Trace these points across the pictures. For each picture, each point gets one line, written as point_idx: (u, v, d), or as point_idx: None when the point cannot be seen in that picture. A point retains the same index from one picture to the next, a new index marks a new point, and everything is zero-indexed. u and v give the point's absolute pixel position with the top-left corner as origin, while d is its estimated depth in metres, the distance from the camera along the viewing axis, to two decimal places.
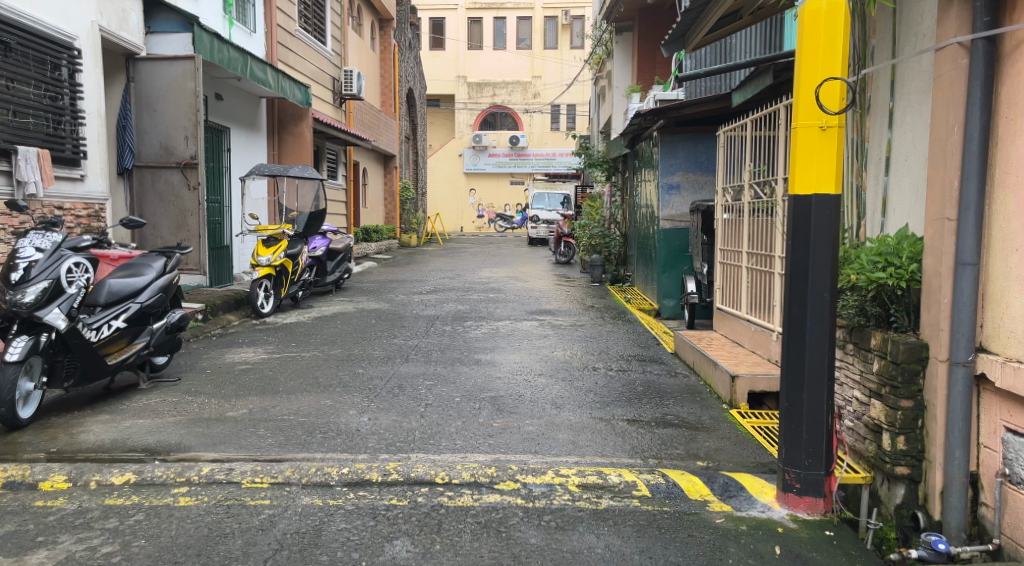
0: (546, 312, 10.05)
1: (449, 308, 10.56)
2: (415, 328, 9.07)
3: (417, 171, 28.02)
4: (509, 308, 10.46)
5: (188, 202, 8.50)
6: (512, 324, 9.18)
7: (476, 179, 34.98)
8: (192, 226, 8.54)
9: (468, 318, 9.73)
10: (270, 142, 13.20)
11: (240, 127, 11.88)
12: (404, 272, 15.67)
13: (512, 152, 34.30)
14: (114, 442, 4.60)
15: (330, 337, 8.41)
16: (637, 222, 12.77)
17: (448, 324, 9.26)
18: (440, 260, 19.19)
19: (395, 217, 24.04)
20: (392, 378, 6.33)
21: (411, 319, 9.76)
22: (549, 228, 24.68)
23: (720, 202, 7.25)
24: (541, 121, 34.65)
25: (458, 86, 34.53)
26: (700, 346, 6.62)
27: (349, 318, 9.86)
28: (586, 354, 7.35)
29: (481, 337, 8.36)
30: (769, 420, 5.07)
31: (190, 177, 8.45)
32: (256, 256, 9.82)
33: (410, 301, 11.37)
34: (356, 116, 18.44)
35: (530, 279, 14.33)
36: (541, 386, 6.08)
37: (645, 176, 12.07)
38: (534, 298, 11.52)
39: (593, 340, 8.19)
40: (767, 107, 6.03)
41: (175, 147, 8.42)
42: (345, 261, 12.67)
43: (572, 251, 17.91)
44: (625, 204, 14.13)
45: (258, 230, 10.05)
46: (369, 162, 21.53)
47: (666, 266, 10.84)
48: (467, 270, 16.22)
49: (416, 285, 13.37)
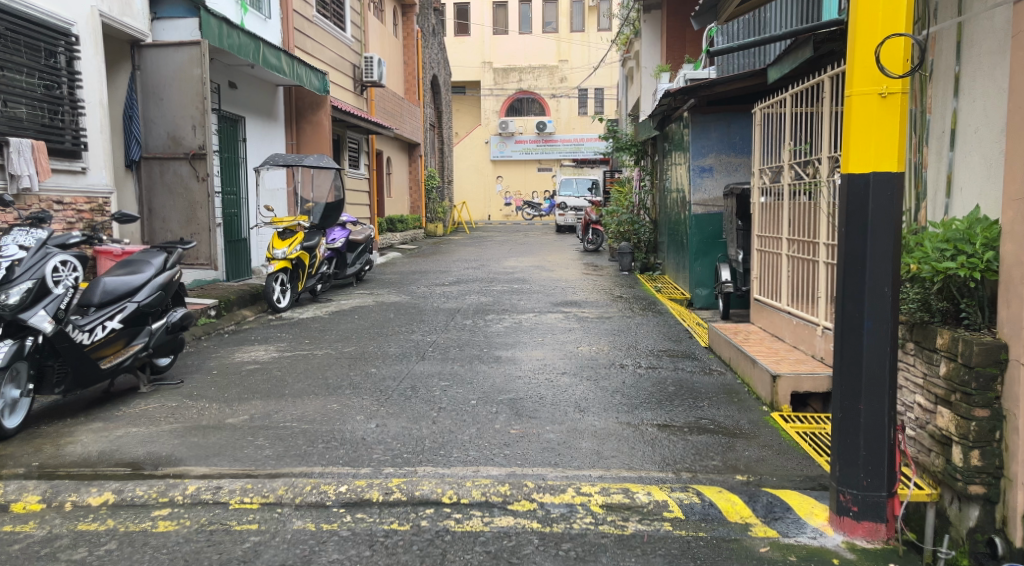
0: (573, 304, 9.61)
1: (471, 301, 10.15)
2: (434, 322, 8.68)
3: (443, 159, 27.60)
4: (533, 299, 10.03)
5: (197, 194, 8.15)
6: (537, 317, 8.75)
7: (503, 166, 34.48)
8: (202, 219, 8.20)
9: (491, 310, 9.32)
10: (288, 132, 12.88)
11: (256, 117, 11.55)
12: (427, 263, 15.30)
13: (538, 137, 33.79)
14: (101, 455, 4.26)
15: (346, 333, 8.04)
16: (668, 208, 12.27)
17: (470, 318, 8.87)
18: (466, 249, 18.81)
19: (420, 206, 23.70)
20: (405, 379, 5.94)
21: (432, 312, 9.37)
22: (577, 215, 24.17)
23: (757, 185, 6.76)
24: (569, 106, 34.02)
25: (484, 72, 34.07)
26: (737, 341, 6.14)
27: (368, 312, 9.50)
28: (613, 350, 6.90)
29: (503, 331, 7.95)
30: (815, 425, 4.59)
31: (198, 168, 8.10)
32: (271, 249, 9.53)
33: (432, 294, 10.99)
34: (378, 104, 18.10)
35: (556, 269, 13.88)
36: (564, 386, 5.65)
37: (676, 159, 11.55)
38: (560, 289, 11.05)
39: (622, 334, 7.73)
40: (809, 79, 5.51)
41: (183, 137, 8.08)
42: (365, 252, 12.34)
43: (600, 238, 17.44)
44: (654, 189, 13.61)
45: (274, 222, 9.77)
46: (392, 151, 21.18)
47: (698, 253, 10.28)
48: (492, 260, 15.80)
49: (439, 276, 12.98)
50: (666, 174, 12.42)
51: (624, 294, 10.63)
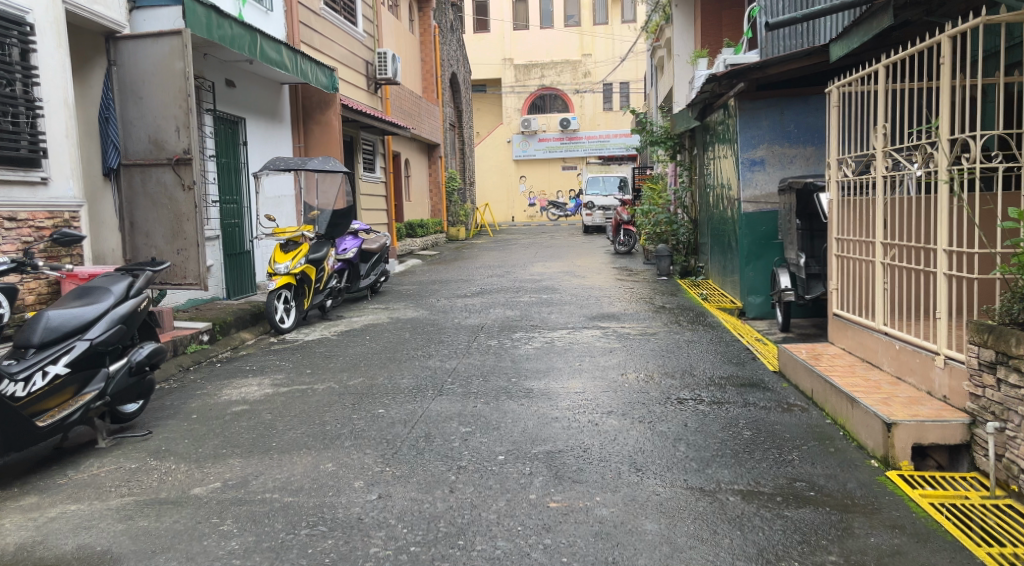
0: (611, 318, 8.52)
1: (497, 316, 9.09)
2: (455, 344, 7.63)
3: (464, 160, 26.60)
4: (565, 313, 8.98)
5: (183, 206, 7.16)
6: (572, 335, 7.68)
7: (526, 166, 33.38)
8: (189, 232, 7.19)
9: (519, 327, 8.25)
10: (296, 133, 11.92)
11: (259, 118, 10.60)
12: (448, 271, 14.28)
13: (562, 135, 32.68)
14: (17, 552, 3.28)
15: (353, 361, 7.02)
16: (711, 206, 11.16)
17: (495, 337, 7.83)
18: (491, 254, 17.77)
19: (441, 209, 22.72)
20: (418, 424, 4.92)
21: (452, 331, 8.33)
22: (605, 214, 23.06)
23: (837, 179, 5.65)
24: (593, 101, 32.88)
25: (504, 69, 33.08)
26: (821, 369, 5.06)
27: (381, 331, 8.47)
28: (667, 380, 5.82)
29: (535, 354, 6.89)
30: (952, 491, 3.52)
31: (184, 175, 7.11)
32: (272, 264, 8.52)
33: (452, 307, 9.98)
34: (393, 103, 17.12)
35: (588, 275, 12.77)
36: (612, 432, 4.60)
37: (721, 151, 10.44)
38: (594, 299, 9.95)
39: (674, 357, 6.63)
40: (916, 45, 4.41)
41: (166, 140, 7.10)
42: (380, 262, 11.36)
43: (632, 240, 16.38)
44: (693, 185, 12.51)
45: (276, 233, 8.77)
46: (411, 152, 20.21)
47: (750, 256, 9.24)
48: (517, 265, 14.78)
49: (461, 286, 11.93)
50: (708, 169, 11.33)
51: (666, 303, 9.52)
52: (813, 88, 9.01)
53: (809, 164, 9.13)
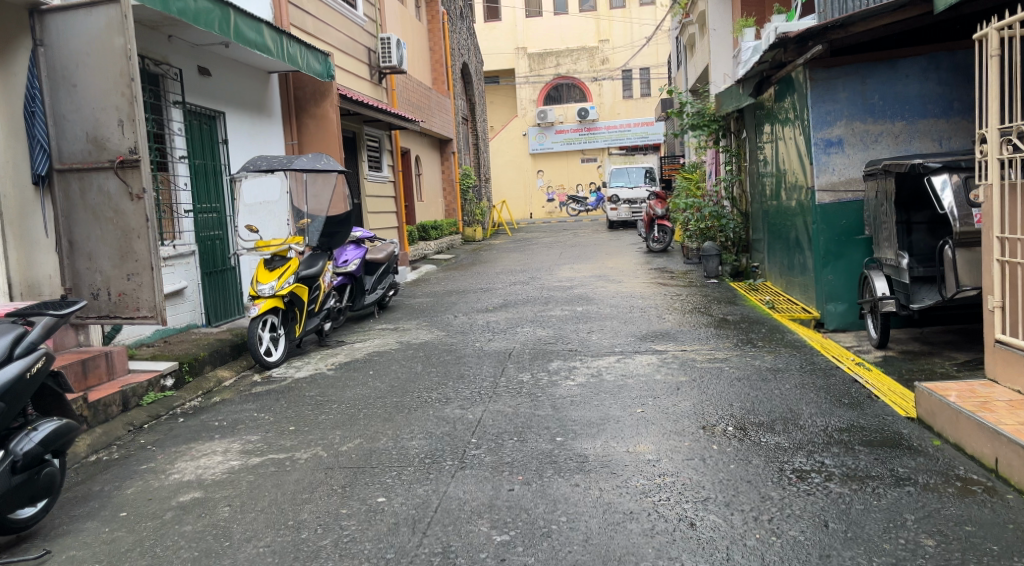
0: (667, 337, 7.02)
1: (526, 337, 7.57)
2: (478, 380, 6.12)
3: (478, 156, 25.12)
4: (608, 331, 7.47)
5: (132, 220, 5.70)
6: (624, 365, 6.18)
7: (543, 159, 31.85)
8: (140, 253, 5.71)
9: (555, 354, 6.74)
10: (286, 129, 10.44)
11: (241, 112, 9.16)
12: (465, 279, 12.77)
13: (580, 125, 31.06)
14: None
15: (350, 410, 5.52)
16: (770, 197, 9.60)
17: (526, 368, 6.33)
18: (512, 257, 16.22)
19: (455, 208, 21.25)
20: (432, 528, 3.44)
21: (473, 360, 6.81)
22: (631, 208, 21.45)
23: (999, 158, 4.11)
24: (612, 89, 31.16)
25: (518, 59, 31.65)
26: (1011, 430, 3.53)
27: (387, 363, 6.98)
28: (770, 438, 4.29)
29: (583, 396, 5.39)
30: None
31: (131, 181, 5.66)
32: (255, 285, 7.07)
33: (472, 326, 8.47)
34: (400, 94, 15.65)
35: (624, 279, 11.24)
36: (721, 546, 3.09)
37: (783, 131, 8.87)
38: (639, 312, 8.43)
39: (765, 396, 5.10)
40: None
41: (108, 137, 5.65)
42: (388, 274, 9.88)
43: (668, 235, 14.80)
44: (744, 173, 10.91)
45: (259, 247, 7.30)
46: (421, 149, 18.78)
47: (828, 256, 7.69)
48: (542, 270, 13.24)
49: (482, 298, 10.40)
50: (764, 154, 9.74)
51: (728, 316, 7.97)
52: (902, 50, 7.41)
53: (898, 143, 7.52)
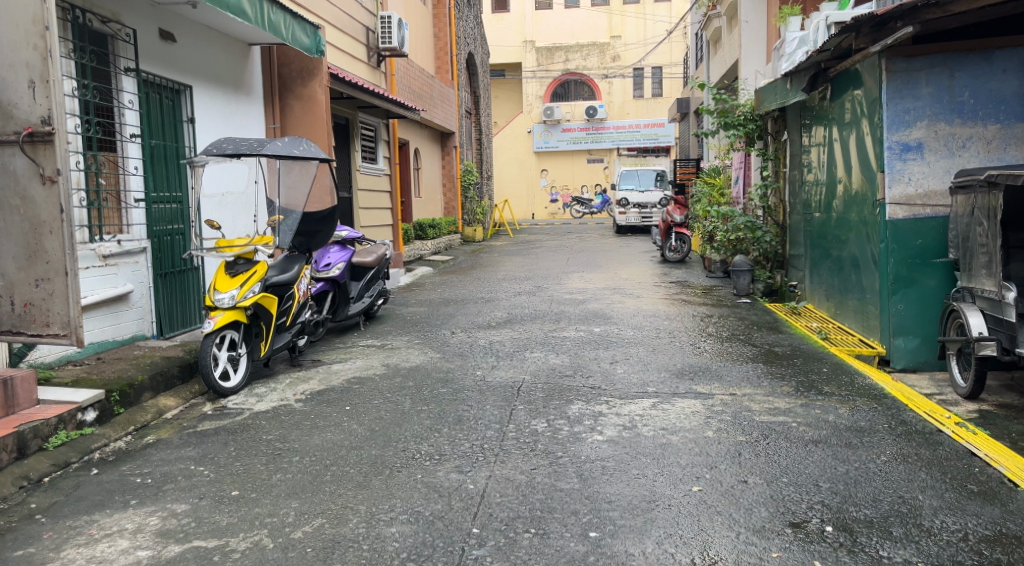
0: (709, 374, 5.70)
1: (537, 366, 6.30)
2: (480, 426, 4.85)
3: (480, 151, 23.85)
4: (635, 361, 6.20)
5: (43, 211, 4.46)
6: (662, 413, 4.87)
7: (547, 158, 30.58)
8: (52, 253, 4.48)
9: (575, 392, 5.47)
10: (267, 111, 9.18)
11: (213, 87, 7.91)
12: (463, 286, 11.49)
13: (588, 124, 29.82)
14: None
15: (315, 467, 4.26)
16: (813, 207, 8.30)
17: (537, 411, 5.07)
18: (515, 261, 14.93)
19: (455, 206, 19.96)
20: None
21: (473, 394, 5.55)
22: (641, 213, 20.19)
23: None
24: (622, 87, 29.93)
25: (525, 52, 30.43)
26: None
27: (370, 395, 5.71)
28: (893, 554, 3.08)
29: (617, 461, 4.09)
30: None
31: (42, 161, 4.41)
32: (212, 293, 5.84)
33: (472, 347, 7.20)
34: (400, 80, 14.38)
35: (642, 294, 9.96)
36: None
37: (833, 133, 7.59)
38: (668, 335, 7.16)
39: (859, 473, 3.85)
40: None
41: (15, 103, 4.41)
42: (377, 280, 8.60)
43: (686, 245, 13.48)
44: (781, 179, 9.63)
45: (220, 248, 6.07)
46: (421, 141, 17.51)
47: (900, 282, 6.34)
48: (548, 278, 11.97)
49: (483, 311, 9.13)
50: (808, 158, 8.40)
51: (775, 346, 6.70)
52: (1001, 39, 6.15)
53: (991, 150, 6.24)
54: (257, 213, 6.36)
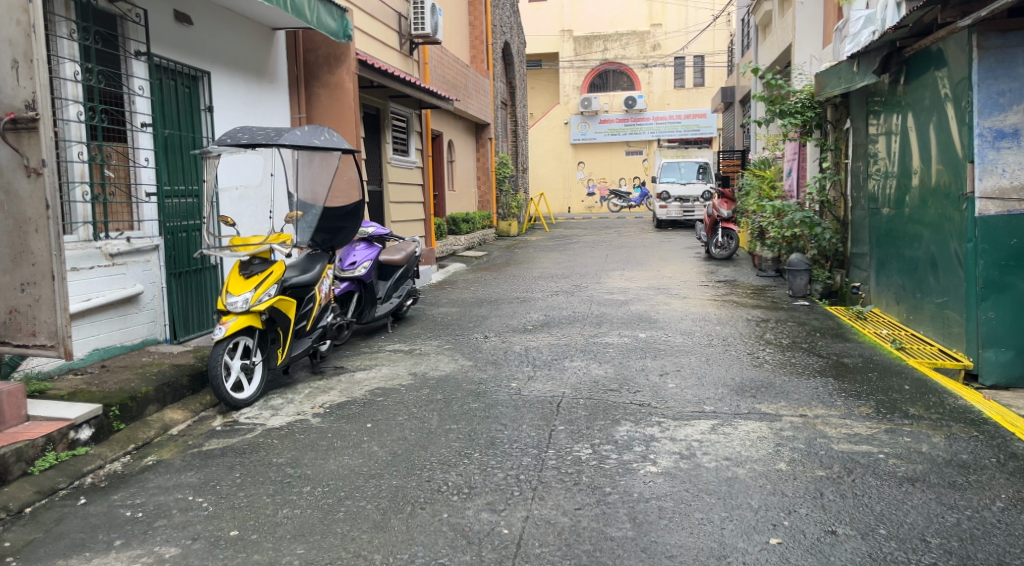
0: (773, 390, 5.04)
1: (579, 377, 5.71)
2: (516, 450, 4.28)
3: (515, 143, 23.30)
4: (688, 373, 5.57)
5: (29, 207, 4.04)
6: (722, 438, 4.21)
7: (585, 150, 29.88)
8: (38, 255, 4.06)
9: (622, 410, 4.87)
10: (292, 100, 8.69)
11: (233, 73, 7.43)
12: (498, 284, 10.91)
13: (627, 115, 29.06)
14: None
15: (326, 503, 3.74)
16: (880, 202, 7.58)
17: (579, 433, 4.48)
18: (553, 257, 14.30)
19: (490, 200, 19.41)
20: None
21: (507, 411, 4.97)
22: (683, 206, 19.40)
23: None
24: (663, 77, 29.14)
25: (563, 42, 29.79)
26: None
27: (395, 411, 5.16)
28: None
29: (676, 501, 3.47)
30: None
31: (27, 151, 3.99)
32: (224, 296, 5.37)
33: (507, 354, 6.62)
34: (433, 69, 13.86)
35: (689, 294, 9.29)
36: None
37: (906, 121, 6.88)
38: (722, 343, 6.51)
39: (974, 524, 3.19)
40: None
41: None
42: (406, 279, 8.08)
43: (733, 241, 12.72)
44: (842, 171, 8.89)
45: (234, 246, 5.60)
46: (455, 132, 17.01)
47: (990, 288, 5.61)
48: (587, 276, 11.34)
49: (519, 313, 8.54)
50: (875, 148, 7.67)
51: (844, 357, 6.02)
52: None
53: None
54: (274, 209, 5.89)
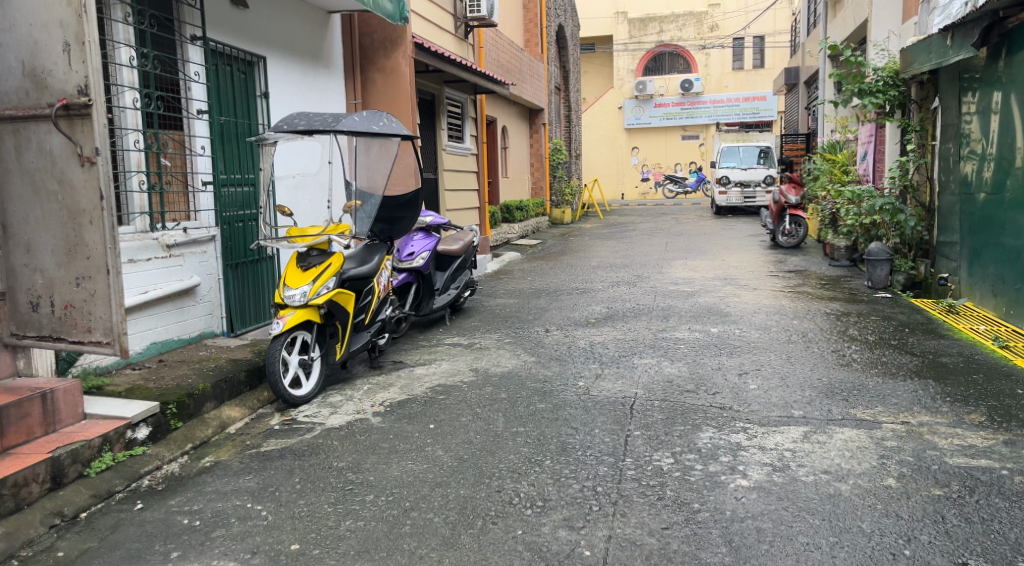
0: (867, 393, 4.64)
1: (651, 376, 5.38)
2: (591, 458, 3.98)
3: (569, 128, 22.89)
4: (769, 372, 5.20)
5: (83, 198, 3.87)
6: (818, 447, 3.86)
7: (639, 135, 29.27)
8: (93, 247, 3.89)
9: (701, 413, 4.53)
10: (348, 86, 8.49)
11: (289, 58, 7.25)
12: (556, 274, 10.59)
13: (683, 99, 28.41)
14: None
15: (391, 515, 3.50)
16: (976, 187, 7.05)
17: (658, 439, 4.17)
18: (610, 246, 13.91)
19: (543, 186, 19.08)
20: None
21: (577, 414, 4.68)
22: (744, 191, 18.78)
23: None
24: (720, 58, 28.46)
25: (617, 24, 29.20)
26: None
27: (460, 410, 4.90)
28: None
29: (775, 521, 3.14)
30: None
31: (81, 139, 3.82)
32: (282, 289, 5.19)
33: (572, 350, 6.31)
34: (488, 53, 13.56)
35: (759, 285, 8.85)
36: None
37: (1010, 98, 6.34)
38: (802, 339, 6.10)
39: None
40: None
41: (50, 71, 3.83)
42: (464, 270, 7.83)
43: (801, 229, 12.16)
44: (927, 154, 8.35)
45: (292, 237, 5.39)
46: (510, 118, 16.70)
47: None
48: (648, 266, 10.96)
49: (580, 305, 8.22)
50: (967, 128, 7.20)
51: (940, 355, 5.57)
52: None
53: None
54: (332, 197, 5.59)
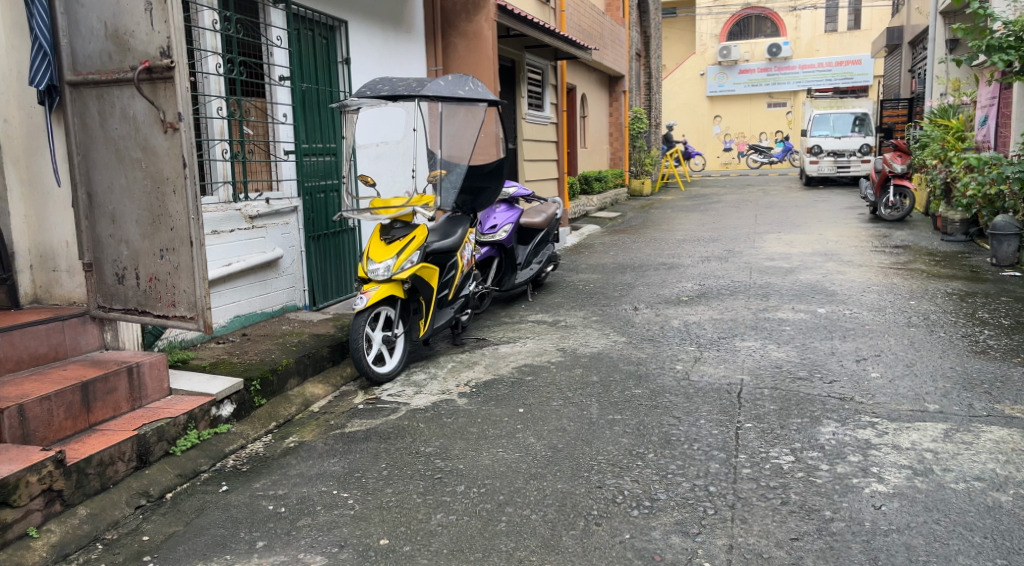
0: (1011, 387, 4.14)
1: (756, 361, 4.97)
2: (699, 453, 3.63)
3: (649, 96, 22.17)
4: (891, 360, 4.72)
5: (166, 165, 3.70)
6: (962, 449, 3.41)
7: (722, 103, 28.23)
8: (177, 216, 3.72)
9: (818, 405, 4.12)
10: (428, 52, 8.19)
11: (370, 23, 6.98)
12: (641, 248, 10.15)
13: (770, 64, 27.30)
14: None
15: (486, 510, 3.23)
16: None
17: (773, 434, 3.78)
18: (695, 219, 13.34)
19: (622, 157, 18.51)
20: None
21: (679, 402, 4.31)
22: (837, 161, 17.82)
23: None
24: (812, 19, 27.31)
25: None
26: None
27: (552, 394, 4.61)
28: None
29: (926, 536, 2.74)
30: None
31: (164, 104, 3.64)
32: (365, 264, 4.97)
33: (666, 330, 5.93)
34: (570, 17, 13.07)
35: (864, 262, 8.25)
36: None
37: None
38: (922, 322, 5.56)
39: None
40: None
41: (133, 32, 3.68)
42: (547, 244, 7.51)
43: (904, 202, 11.39)
44: None
45: (375, 208, 5.28)
46: (590, 86, 16.19)
47: None
48: (738, 240, 10.40)
49: (669, 281, 7.80)
50: None
51: None
52: None
53: None
54: (416, 167, 5.30)
